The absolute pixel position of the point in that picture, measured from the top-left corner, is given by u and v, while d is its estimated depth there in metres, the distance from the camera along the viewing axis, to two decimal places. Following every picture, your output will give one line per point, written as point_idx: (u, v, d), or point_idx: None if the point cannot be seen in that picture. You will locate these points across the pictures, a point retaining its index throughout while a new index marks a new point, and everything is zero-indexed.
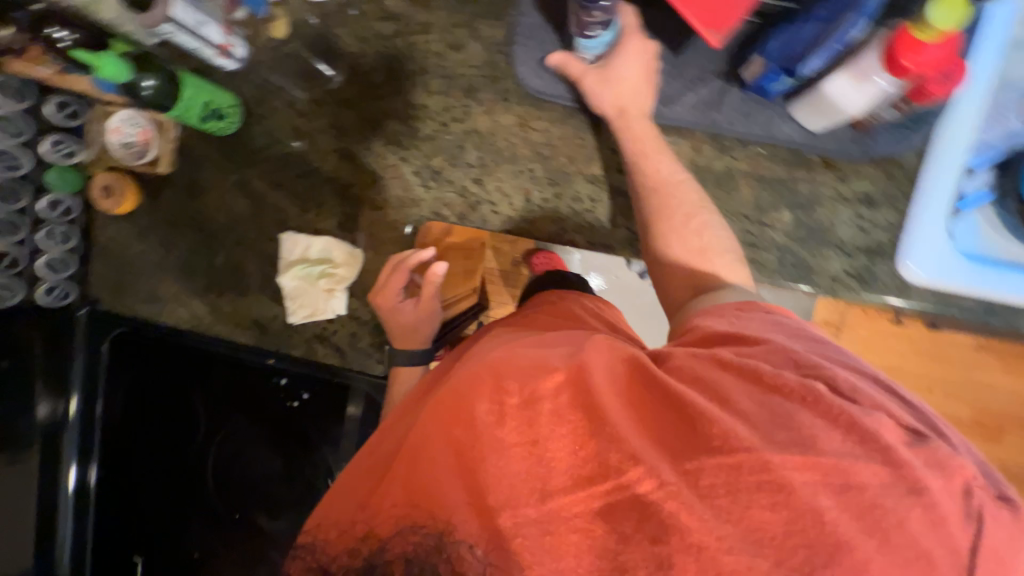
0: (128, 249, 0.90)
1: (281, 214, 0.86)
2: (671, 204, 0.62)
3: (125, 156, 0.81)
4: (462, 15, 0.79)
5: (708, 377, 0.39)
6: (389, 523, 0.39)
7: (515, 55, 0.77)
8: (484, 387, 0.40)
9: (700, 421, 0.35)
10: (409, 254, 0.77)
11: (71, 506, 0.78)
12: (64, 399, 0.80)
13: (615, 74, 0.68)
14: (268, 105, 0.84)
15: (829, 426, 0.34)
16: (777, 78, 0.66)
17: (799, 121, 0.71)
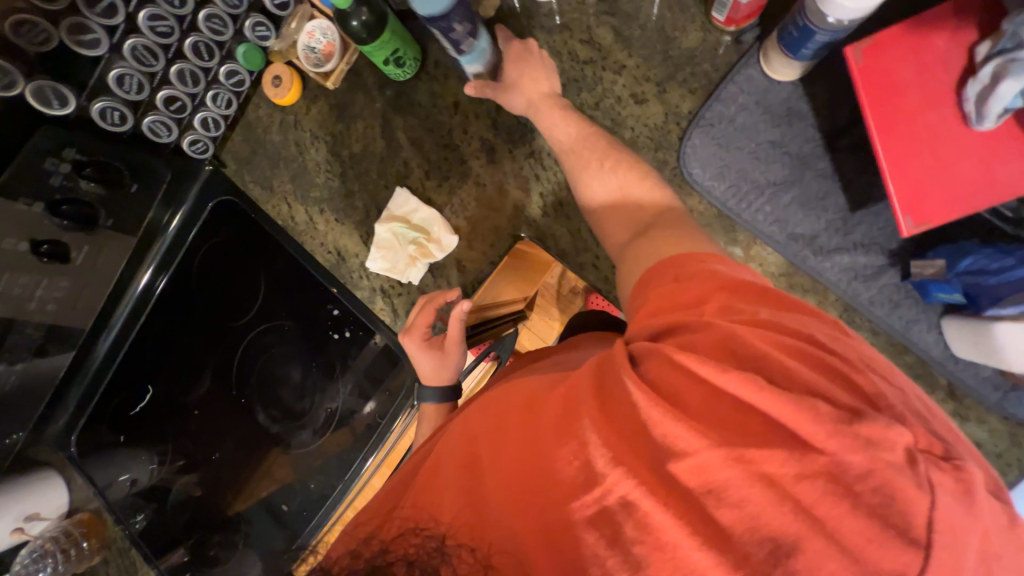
0: (269, 135, 0.96)
1: (406, 170, 0.90)
2: (639, 218, 0.58)
3: (305, 60, 0.88)
4: (660, 73, 0.74)
5: (663, 383, 0.37)
6: (403, 521, 0.40)
7: (691, 134, 0.73)
8: (510, 411, 0.45)
9: (662, 444, 0.34)
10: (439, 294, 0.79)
11: (133, 303, 0.88)
12: (169, 213, 0.88)
13: (510, 92, 0.70)
14: (444, 72, 0.87)
15: (835, 497, 0.30)
16: (949, 290, 0.62)
17: (945, 338, 0.65)
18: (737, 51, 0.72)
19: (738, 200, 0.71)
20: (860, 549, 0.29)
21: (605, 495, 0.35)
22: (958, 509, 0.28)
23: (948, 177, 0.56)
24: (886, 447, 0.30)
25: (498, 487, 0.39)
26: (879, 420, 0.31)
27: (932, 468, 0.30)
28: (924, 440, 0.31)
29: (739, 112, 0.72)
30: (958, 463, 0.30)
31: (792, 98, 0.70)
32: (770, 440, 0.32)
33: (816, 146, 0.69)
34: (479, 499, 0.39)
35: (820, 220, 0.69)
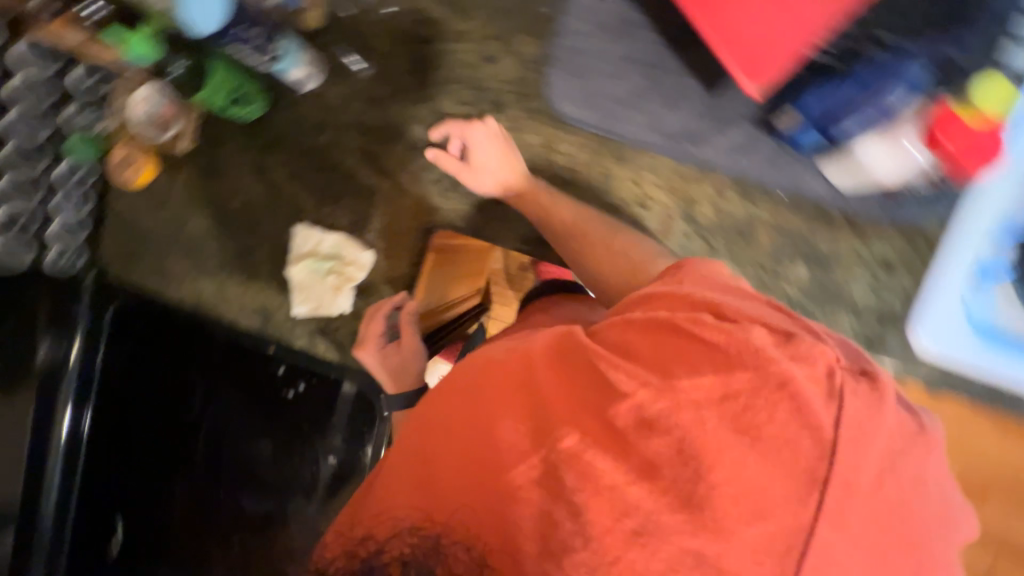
0: (142, 221, 0.90)
1: (295, 206, 0.86)
2: (586, 237, 0.67)
3: (147, 130, 0.81)
4: (498, 29, 0.76)
5: (619, 339, 0.38)
6: (396, 524, 0.42)
7: (549, 76, 0.75)
8: (448, 397, 0.43)
9: (613, 391, 0.35)
10: (386, 301, 0.83)
11: (62, 452, 0.75)
12: (64, 341, 0.79)
13: (482, 168, 0.74)
14: (293, 96, 0.83)
15: (751, 398, 0.32)
16: (810, 134, 0.65)
17: (827, 177, 0.70)
18: None
19: (610, 122, 0.74)
20: (764, 434, 0.31)
21: (548, 454, 0.36)
22: (847, 399, 0.32)
23: (770, 29, 0.60)
24: (805, 358, 0.32)
25: (451, 473, 0.39)
26: (808, 339, 0.33)
27: (847, 379, 0.32)
28: (846, 356, 0.33)
29: (581, 40, 0.74)
30: (868, 373, 0.34)
31: (622, 9, 0.72)
32: (707, 357, 0.34)
33: (660, 46, 0.71)
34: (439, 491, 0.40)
35: (687, 113, 0.72)
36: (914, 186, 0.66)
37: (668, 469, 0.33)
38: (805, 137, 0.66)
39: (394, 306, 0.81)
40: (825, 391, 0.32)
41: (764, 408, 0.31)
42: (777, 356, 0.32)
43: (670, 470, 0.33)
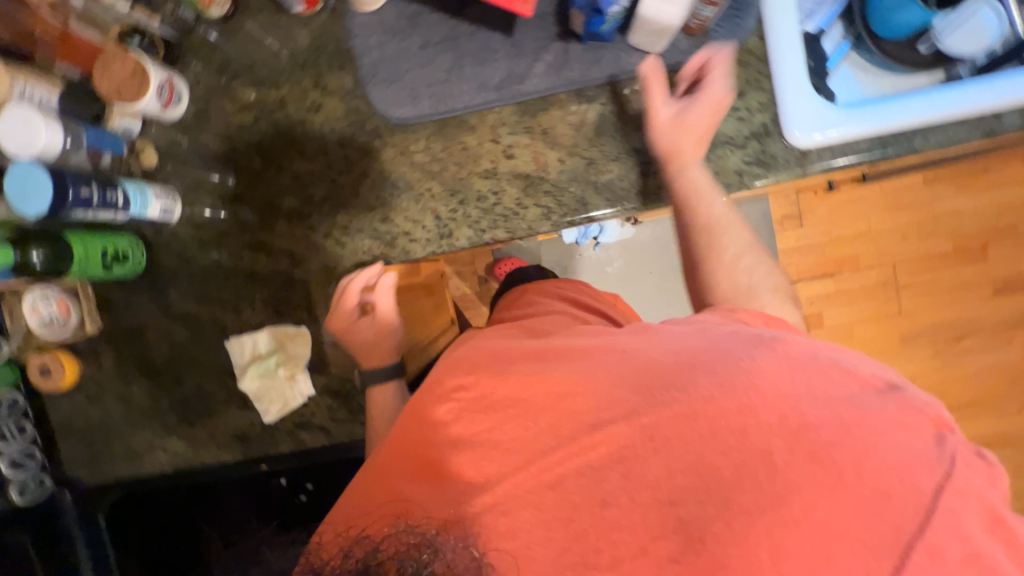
0: (88, 418, 0.88)
1: (220, 326, 0.87)
2: (713, 240, 0.72)
3: (51, 332, 0.81)
4: (310, 79, 0.81)
5: (688, 341, 0.51)
6: (396, 520, 0.50)
7: (370, 94, 0.79)
8: (444, 373, 0.54)
9: (672, 382, 0.47)
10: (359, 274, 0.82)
11: None
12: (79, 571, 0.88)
13: (681, 122, 0.70)
14: (168, 231, 0.85)
15: (840, 498, 0.42)
16: (601, 21, 0.69)
17: (641, 49, 0.74)
18: (339, 16, 0.79)
19: (444, 103, 0.78)
20: (858, 535, 0.42)
21: (593, 442, 0.47)
22: (955, 467, 0.43)
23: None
24: (927, 452, 0.44)
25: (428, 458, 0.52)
26: (903, 408, 0.46)
27: (955, 460, 0.43)
28: (970, 455, 0.44)
29: (382, 51, 0.78)
30: (982, 457, 0.45)
31: (400, 8, 0.78)
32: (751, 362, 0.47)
33: (447, 20, 0.77)
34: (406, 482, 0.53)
35: (502, 60, 0.77)
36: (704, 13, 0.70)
37: (700, 460, 0.44)
38: (599, 26, 0.70)
39: (369, 276, 0.81)
40: (915, 452, 0.44)
41: (855, 481, 0.42)
42: (885, 442, 0.44)
43: (698, 426, 0.45)
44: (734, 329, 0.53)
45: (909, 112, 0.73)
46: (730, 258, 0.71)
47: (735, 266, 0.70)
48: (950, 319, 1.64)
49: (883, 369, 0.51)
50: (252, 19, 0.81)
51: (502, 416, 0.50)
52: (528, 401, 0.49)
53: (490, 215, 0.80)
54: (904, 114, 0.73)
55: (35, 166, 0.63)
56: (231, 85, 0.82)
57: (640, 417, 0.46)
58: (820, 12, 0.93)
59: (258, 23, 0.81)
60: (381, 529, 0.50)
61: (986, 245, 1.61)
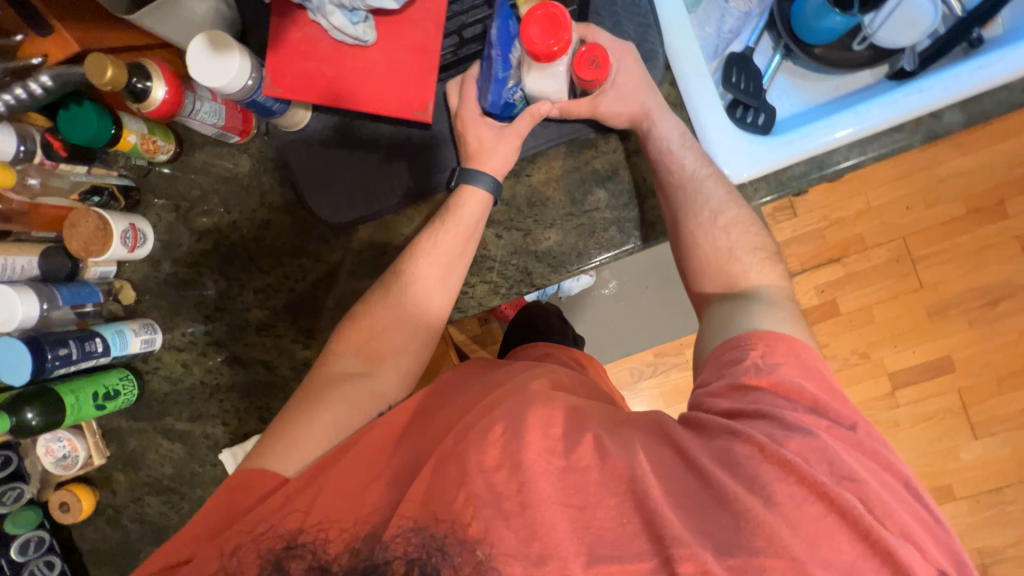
0: (110, 541, 0.94)
1: (212, 439, 0.91)
2: (698, 201, 0.69)
3: (65, 468, 0.88)
4: (256, 198, 0.86)
5: (755, 471, 0.49)
6: (403, 519, 0.52)
7: (311, 203, 0.83)
8: (438, 488, 0.53)
9: (747, 529, 0.47)
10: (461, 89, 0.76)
11: None
12: None
13: (622, 88, 0.72)
14: (153, 358, 0.90)
15: None
16: (506, 105, 0.74)
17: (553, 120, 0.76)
18: (271, 139, 0.84)
19: (379, 202, 0.82)
20: None
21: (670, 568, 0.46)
22: None
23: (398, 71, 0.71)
24: None
25: (444, 531, 0.51)
26: None
27: None
28: None
29: (312, 162, 0.83)
30: None
31: (323, 122, 0.82)
32: (835, 531, 0.46)
33: (372, 126, 0.81)
34: (393, 500, 0.55)
35: (427, 153, 0.81)
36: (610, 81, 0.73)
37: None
38: (507, 108, 0.74)
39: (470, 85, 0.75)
40: None
41: None
42: None
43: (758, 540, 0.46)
44: (798, 457, 0.49)
45: (841, 128, 0.70)
46: (716, 235, 0.68)
47: (713, 229, 0.68)
48: (975, 284, 1.52)
49: (938, 544, 0.49)
50: (197, 154, 0.87)
51: (587, 495, 0.51)
52: (590, 506, 0.51)
53: None
54: (837, 130, 0.70)
55: (12, 344, 0.72)
56: (189, 215, 0.88)
57: (728, 555, 0.46)
58: (745, 32, 0.92)
59: (203, 157, 0.87)
60: (392, 526, 0.52)
61: (1003, 201, 1.49)
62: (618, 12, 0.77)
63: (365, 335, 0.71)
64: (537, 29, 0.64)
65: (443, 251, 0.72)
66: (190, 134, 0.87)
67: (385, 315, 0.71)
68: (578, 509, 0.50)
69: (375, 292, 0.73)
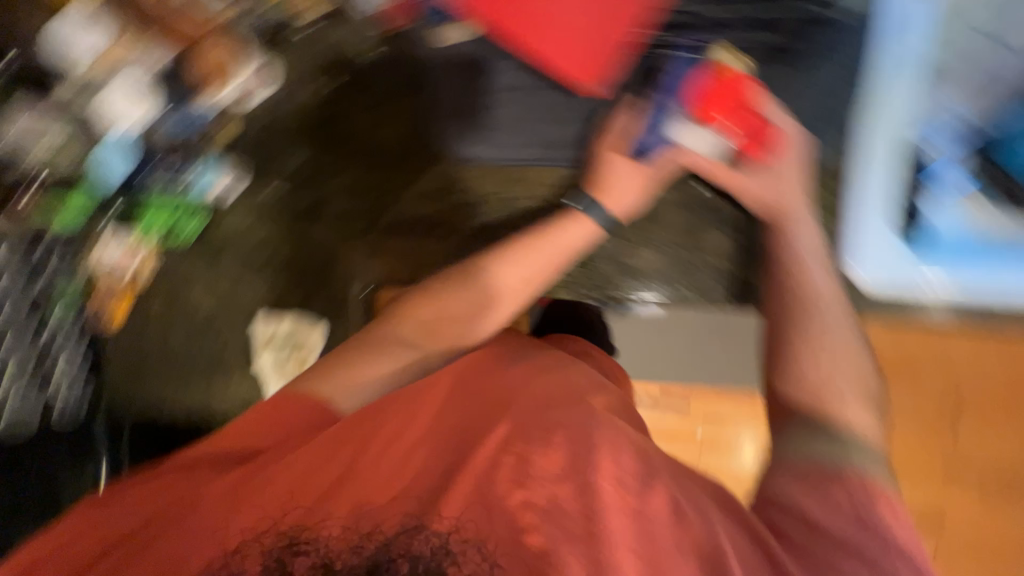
0: (129, 353, 0.92)
1: (254, 299, 0.94)
2: (810, 315, 0.66)
3: (112, 268, 0.88)
4: (378, 96, 0.87)
5: None
6: (415, 519, 0.49)
7: (441, 127, 0.86)
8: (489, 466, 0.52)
9: None
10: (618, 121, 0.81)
11: None
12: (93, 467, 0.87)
13: (766, 174, 0.76)
14: (231, 202, 0.92)
15: None
16: (654, 145, 0.78)
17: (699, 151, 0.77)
18: (413, 47, 0.85)
19: (499, 155, 0.86)
20: None
21: None
22: None
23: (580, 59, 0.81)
24: None
25: (495, 531, 0.48)
26: None
27: None
28: None
29: (448, 92, 0.85)
30: None
31: (469, 54, 0.83)
32: None
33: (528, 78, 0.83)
34: (404, 499, 0.51)
35: (564, 126, 0.84)
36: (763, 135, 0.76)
37: None
38: (653, 143, 0.78)
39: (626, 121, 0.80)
40: None
41: None
42: None
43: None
44: None
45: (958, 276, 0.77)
46: (820, 359, 0.63)
47: (818, 352, 0.63)
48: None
49: None
50: (336, 29, 0.86)
51: (658, 546, 0.48)
52: (663, 563, 0.47)
53: None
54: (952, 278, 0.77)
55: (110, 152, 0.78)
56: (317, 82, 0.88)
57: None
58: (939, 124, 0.78)
59: (338, 36, 0.86)
60: (396, 524, 0.49)
61: None
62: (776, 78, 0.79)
63: (435, 308, 0.73)
64: (712, 84, 0.76)
65: (531, 263, 0.76)
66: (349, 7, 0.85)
67: (456, 304, 0.73)
68: (650, 562, 0.47)
69: (459, 281, 0.74)
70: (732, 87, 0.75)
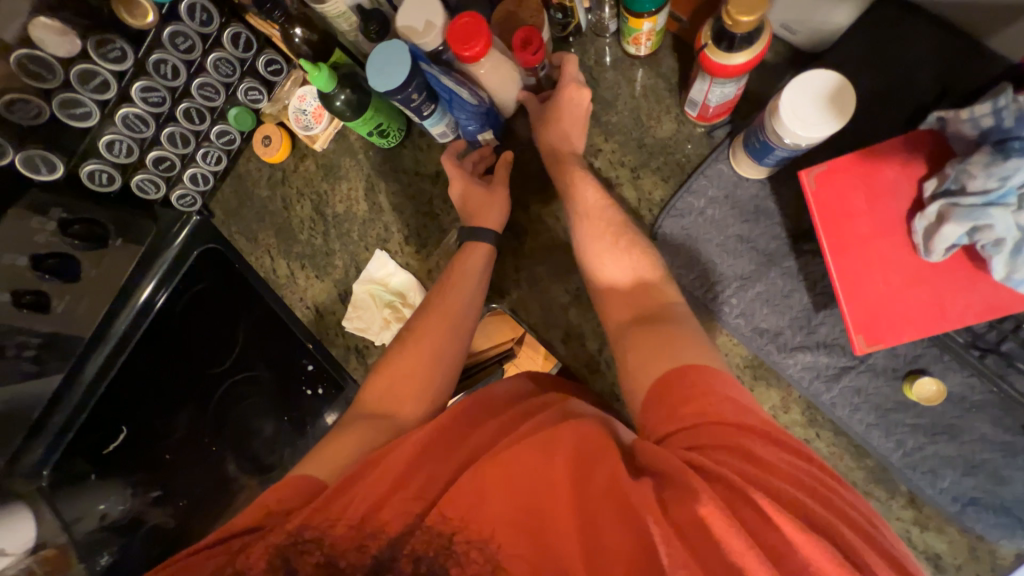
0: (257, 189, 0.99)
1: (386, 234, 0.91)
2: (657, 337, 0.55)
3: (295, 121, 0.91)
4: (635, 159, 0.77)
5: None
6: (402, 516, 0.49)
7: (660, 221, 0.74)
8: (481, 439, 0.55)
9: None
10: (446, 131, 0.81)
11: (132, 315, 0.88)
12: (177, 224, 0.93)
13: (553, 114, 0.72)
14: (427, 141, 0.89)
15: None
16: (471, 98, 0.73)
17: (886, 449, 0.65)
18: (709, 144, 0.74)
19: (687, 281, 0.73)
20: None
21: None
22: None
23: (972, 299, 0.51)
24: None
25: (472, 492, 0.48)
26: None
27: None
28: None
29: (709, 204, 0.73)
30: None
31: (760, 195, 0.71)
32: None
33: (783, 245, 0.70)
34: (404, 518, 0.49)
35: (782, 317, 0.69)
36: (981, 495, 0.62)
37: None
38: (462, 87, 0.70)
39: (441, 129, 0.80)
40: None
41: None
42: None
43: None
44: None
45: None
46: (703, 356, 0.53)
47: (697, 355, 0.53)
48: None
49: None
50: (651, 76, 0.78)
51: None
52: None
53: None
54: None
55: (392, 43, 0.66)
56: None
57: None
58: None
59: (647, 83, 0.78)
60: (368, 524, 0.49)
61: None
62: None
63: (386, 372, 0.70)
64: (465, 21, 0.64)
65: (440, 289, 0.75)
66: (665, 55, 0.77)
67: (424, 344, 0.71)
68: None
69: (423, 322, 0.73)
70: (478, 24, 0.63)
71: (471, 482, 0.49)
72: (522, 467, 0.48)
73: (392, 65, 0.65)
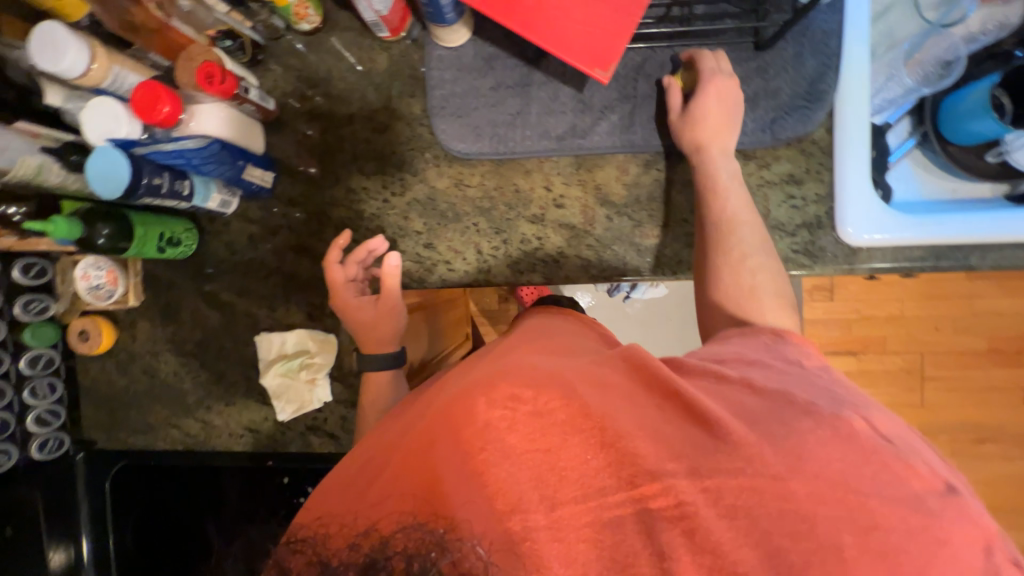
0: (115, 386, 0.93)
1: (253, 318, 0.89)
2: (728, 246, 0.66)
3: (95, 300, 0.83)
4: (379, 101, 0.84)
5: None
6: (387, 515, 0.40)
7: (435, 125, 0.81)
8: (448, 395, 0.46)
9: None
10: (222, 193, 0.81)
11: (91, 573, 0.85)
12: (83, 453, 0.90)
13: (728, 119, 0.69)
14: (221, 221, 0.88)
15: None
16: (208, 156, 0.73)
17: None
18: (418, 46, 0.82)
19: (489, 149, 0.80)
20: None
21: None
22: None
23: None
24: None
25: (444, 460, 0.41)
26: None
27: None
28: None
29: (452, 86, 0.81)
30: None
31: (476, 48, 0.80)
32: None
33: (522, 69, 0.79)
34: (397, 518, 0.40)
35: (565, 114, 0.78)
36: (770, 105, 0.74)
37: None
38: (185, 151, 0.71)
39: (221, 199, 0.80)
40: None
41: None
42: None
43: (762, 504, 0.37)
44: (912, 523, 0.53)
45: (969, 227, 0.71)
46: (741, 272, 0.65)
47: (737, 268, 0.65)
48: (1011, 428, 1.34)
49: None
50: (341, 35, 0.84)
51: None
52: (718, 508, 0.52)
53: (533, 258, 0.81)
54: (937, 225, 0.72)
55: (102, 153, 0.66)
56: (306, 88, 0.86)
57: None
58: (891, 109, 0.87)
59: (342, 42, 0.84)
60: (358, 527, 0.41)
61: None
62: (803, 44, 0.73)
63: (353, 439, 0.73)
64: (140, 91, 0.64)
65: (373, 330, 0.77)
66: (337, 15, 0.84)
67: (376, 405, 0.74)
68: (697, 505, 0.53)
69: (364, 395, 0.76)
70: (153, 87, 0.64)
71: (439, 420, 0.42)
72: (497, 419, 0.41)
73: (110, 175, 0.66)
